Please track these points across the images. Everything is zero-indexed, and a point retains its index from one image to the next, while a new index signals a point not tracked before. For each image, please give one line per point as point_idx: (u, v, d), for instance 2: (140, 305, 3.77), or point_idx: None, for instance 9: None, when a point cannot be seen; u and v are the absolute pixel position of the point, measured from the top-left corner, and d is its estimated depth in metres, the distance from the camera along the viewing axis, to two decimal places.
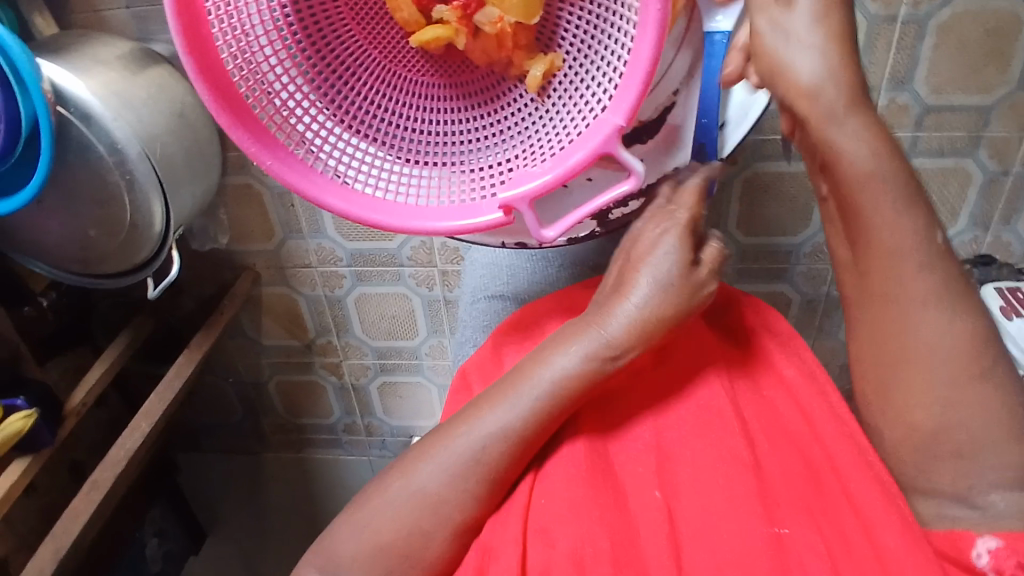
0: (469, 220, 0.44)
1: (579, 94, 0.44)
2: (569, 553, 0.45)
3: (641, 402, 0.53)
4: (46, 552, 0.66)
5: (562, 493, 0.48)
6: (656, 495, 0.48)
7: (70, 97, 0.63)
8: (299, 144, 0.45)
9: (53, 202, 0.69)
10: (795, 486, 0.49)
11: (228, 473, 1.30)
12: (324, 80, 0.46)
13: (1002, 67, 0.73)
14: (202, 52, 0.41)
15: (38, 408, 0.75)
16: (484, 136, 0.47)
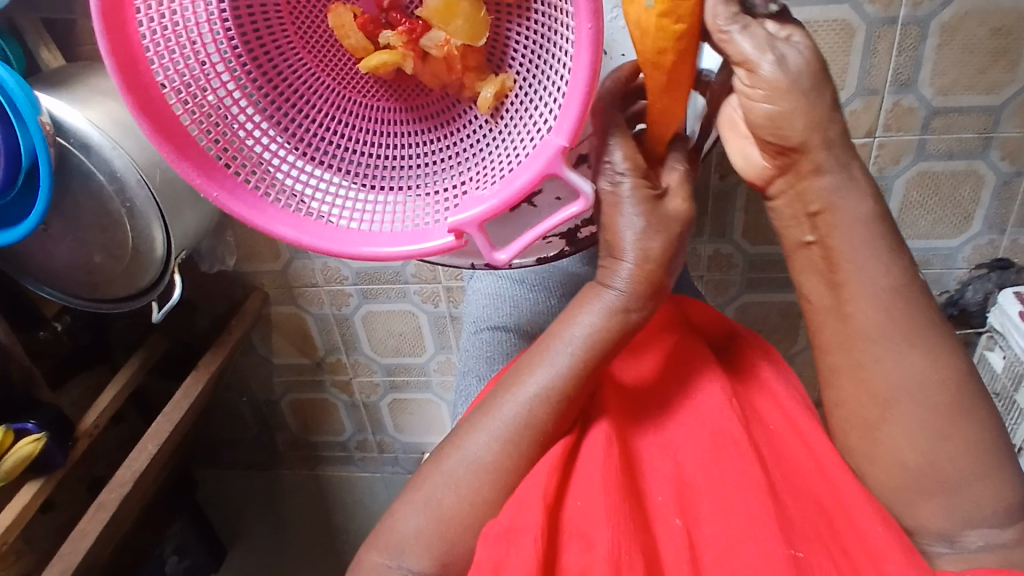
0: (419, 244, 0.44)
1: (528, 115, 0.45)
2: (606, 556, 0.41)
3: (650, 425, 0.50)
4: (55, 571, 0.66)
5: (580, 501, 0.44)
6: (676, 522, 0.44)
7: (70, 129, 0.64)
8: (251, 174, 0.46)
9: (58, 229, 0.71)
10: (803, 513, 0.45)
11: (247, 489, 1.32)
12: (280, 110, 0.48)
13: (1009, 65, 0.71)
14: (145, 90, 0.42)
15: (49, 430, 0.76)
16: (439, 158, 0.50)
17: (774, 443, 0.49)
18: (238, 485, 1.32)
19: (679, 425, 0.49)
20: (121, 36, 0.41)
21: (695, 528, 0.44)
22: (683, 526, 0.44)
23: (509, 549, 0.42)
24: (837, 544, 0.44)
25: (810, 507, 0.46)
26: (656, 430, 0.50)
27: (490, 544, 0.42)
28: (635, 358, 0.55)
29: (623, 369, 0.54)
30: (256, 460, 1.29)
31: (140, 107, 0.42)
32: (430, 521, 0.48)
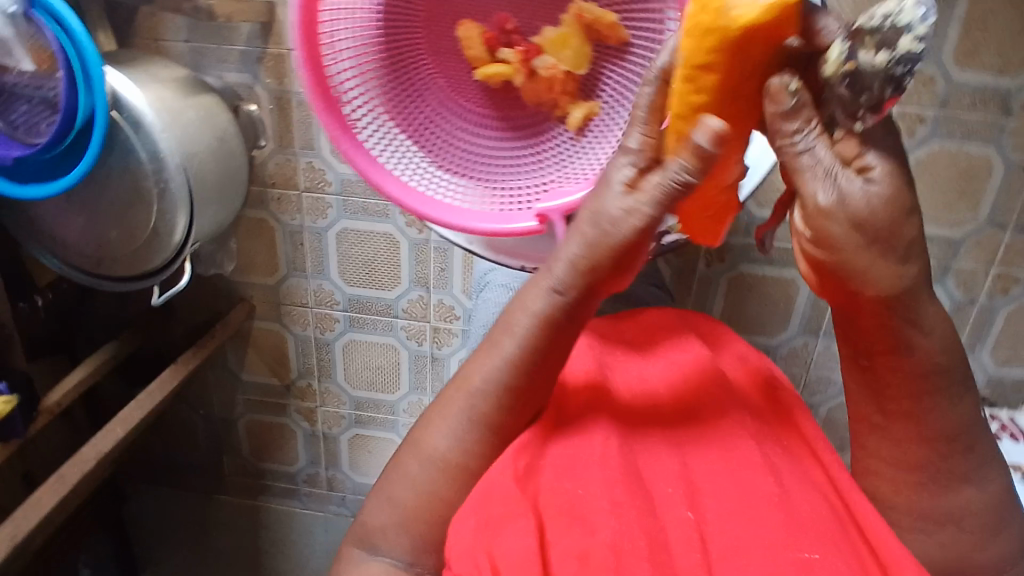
0: (506, 225, 0.54)
1: (611, 135, 0.54)
2: (605, 541, 0.40)
3: (645, 411, 0.50)
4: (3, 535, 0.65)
5: (580, 488, 0.43)
6: (684, 513, 0.43)
7: (126, 105, 0.67)
8: (374, 140, 0.56)
9: (82, 200, 0.73)
10: (825, 522, 0.43)
11: (177, 511, 1.26)
12: (402, 96, 0.56)
13: (973, 205, 0.81)
14: (314, 57, 0.51)
15: (18, 394, 0.76)
16: (524, 164, 0.58)
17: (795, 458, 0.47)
18: (169, 504, 1.27)
19: (690, 433, 0.48)
20: (308, 11, 0.50)
21: (706, 523, 0.42)
22: (695, 520, 0.43)
23: (496, 536, 0.42)
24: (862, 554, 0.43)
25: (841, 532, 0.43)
26: (658, 425, 0.48)
27: (477, 531, 0.43)
28: (642, 373, 0.53)
29: (627, 378, 0.53)
30: (196, 481, 1.25)
31: (307, 65, 0.51)
32: (417, 519, 0.49)
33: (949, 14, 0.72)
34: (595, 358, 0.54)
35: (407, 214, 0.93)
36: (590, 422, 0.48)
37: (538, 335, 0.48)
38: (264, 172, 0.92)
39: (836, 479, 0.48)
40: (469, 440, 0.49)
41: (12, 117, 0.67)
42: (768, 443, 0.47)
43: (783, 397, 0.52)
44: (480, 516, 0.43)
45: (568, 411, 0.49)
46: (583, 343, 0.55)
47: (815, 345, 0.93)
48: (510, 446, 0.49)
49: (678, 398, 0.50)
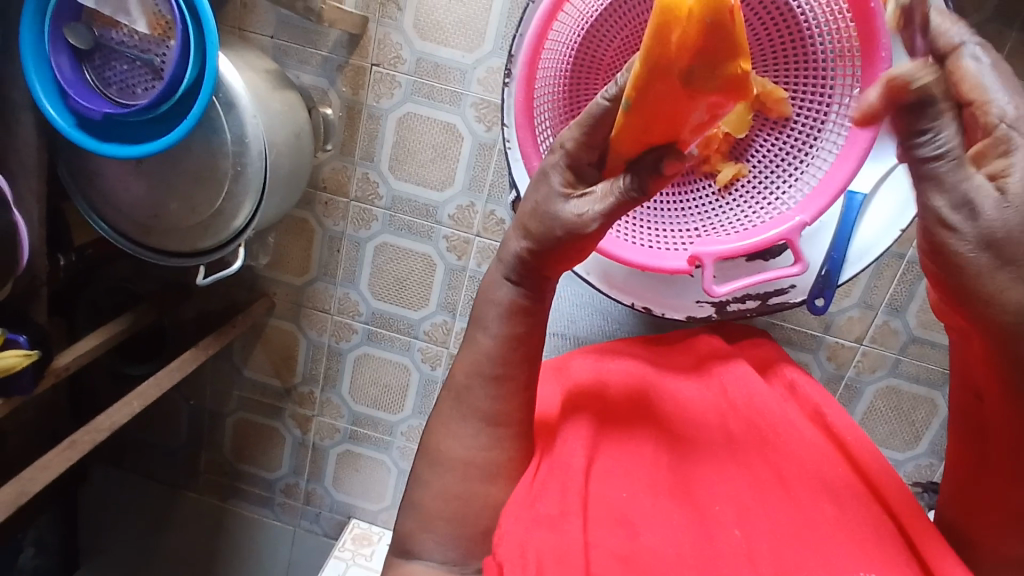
0: (660, 263, 0.57)
1: (762, 195, 0.57)
2: (649, 546, 0.50)
3: (680, 409, 0.59)
4: (7, 492, 0.62)
5: (627, 494, 0.54)
6: (735, 531, 0.51)
7: (224, 85, 0.69)
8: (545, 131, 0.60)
9: (150, 169, 0.74)
10: (882, 540, 0.50)
11: (138, 501, 1.21)
12: (574, 95, 0.59)
13: None
14: (529, 72, 0.58)
15: (39, 350, 0.74)
16: (679, 202, 0.59)
17: (848, 485, 0.54)
18: (130, 492, 1.21)
19: (732, 451, 0.56)
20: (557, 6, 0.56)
21: (754, 539, 0.50)
22: (743, 536, 0.51)
23: (551, 534, 0.51)
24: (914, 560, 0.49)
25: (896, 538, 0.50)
26: (701, 442, 0.57)
27: (531, 525, 0.51)
28: (687, 392, 0.60)
29: (674, 400, 0.60)
30: (164, 473, 1.20)
31: (521, 83, 0.58)
32: (439, 523, 0.54)
33: None
34: (639, 382, 0.61)
35: (450, 239, 0.95)
36: (638, 442, 0.57)
37: (524, 340, 0.56)
38: (319, 175, 0.94)
39: (877, 486, 0.54)
40: (480, 451, 0.55)
41: (109, 74, 0.69)
42: (816, 466, 0.55)
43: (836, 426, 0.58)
44: (527, 515, 0.52)
45: (609, 410, 0.59)
46: (629, 364, 0.63)
47: None
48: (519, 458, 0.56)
49: (716, 418, 0.58)
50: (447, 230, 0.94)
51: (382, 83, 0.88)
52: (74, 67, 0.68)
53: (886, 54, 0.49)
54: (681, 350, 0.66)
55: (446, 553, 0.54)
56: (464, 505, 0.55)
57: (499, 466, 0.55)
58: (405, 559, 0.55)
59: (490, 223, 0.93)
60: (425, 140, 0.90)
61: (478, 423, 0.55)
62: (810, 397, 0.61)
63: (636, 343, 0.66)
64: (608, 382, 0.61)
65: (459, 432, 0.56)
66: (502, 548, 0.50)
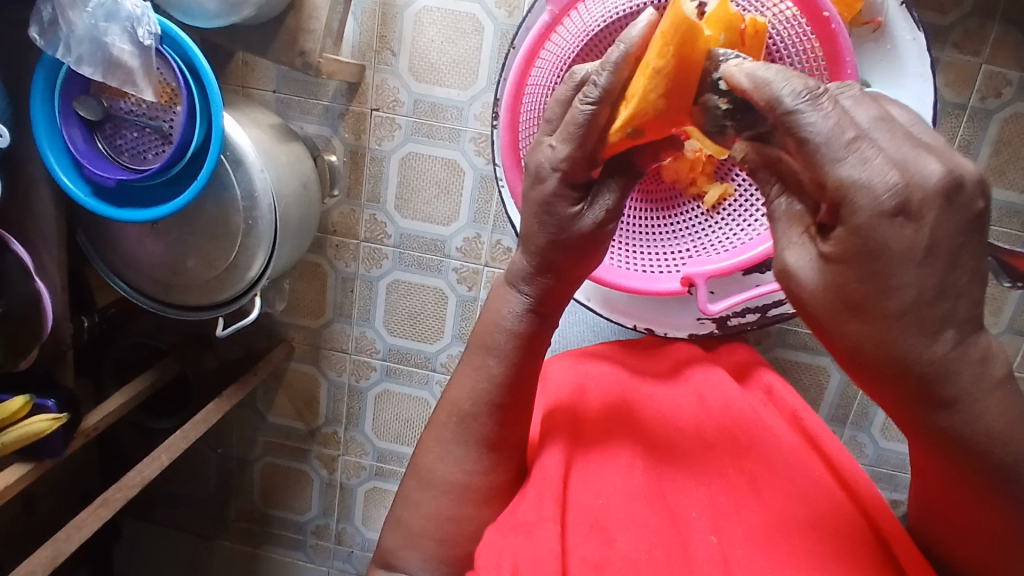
0: (656, 287, 0.60)
1: (748, 211, 0.59)
2: (624, 554, 0.48)
3: (659, 414, 0.57)
4: (45, 554, 0.64)
5: (601, 500, 0.51)
6: (712, 539, 0.48)
7: (231, 143, 0.72)
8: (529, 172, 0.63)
9: (167, 228, 0.77)
10: (858, 543, 0.46)
11: (171, 553, 1.23)
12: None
13: (995, 312, 0.83)
14: (514, 120, 0.61)
15: (67, 412, 0.76)
16: (668, 226, 0.61)
17: (824, 487, 0.51)
18: (162, 545, 1.23)
19: (706, 454, 0.53)
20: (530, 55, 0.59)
21: (728, 546, 0.47)
22: (717, 545, 0.47)
23: (526, 539, 0.49)
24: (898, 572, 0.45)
25: (874, 542, 0.47)
26: (682, 446, 0.54)
27: (508, 532, 0.50)
28: (665, 399, 0.59)
29: (651, 407, 0.58)
30: (195, 524, 1.21)
31: (507, 130, 0.62)
32: (426, 544, 0.54)
33: (982, 135, 0.77)
34: (620, 391, 0.60)
35: (459, 271, 0.96)
36: (613, 446, 0.55)
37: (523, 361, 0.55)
38: (328, 219, 0.97)
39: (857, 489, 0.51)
40: (477, 475, 0.54)
41: (121, 142, 0.73)
42: (793, 470, 0.52)
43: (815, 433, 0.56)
44: (507, 524, 0.50)
45: (583, 417, 0.58)
46: (609, 370, 0.62)
47: (842, 433, 0.93)
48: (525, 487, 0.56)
49: (690, 423, 0.56)
50: (456, 262, 0.96)
51: (382, 126, 0.91)
52: (86, 137, 0.71)
53: (852, 71, 0.53)
54: (657, 357, 0.65)
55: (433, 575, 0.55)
56: (456, 526, 0.54)
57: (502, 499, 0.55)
58: (388, 571, 0.56)
59: (497, 252, 0.94)
60: (427, 177, 0.92)
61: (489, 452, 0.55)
62: (787, 401, 0.59)
63: (614, 351, 0.65)
64: (587, 392, 0.60)
65: (465, 459, 0.55)
66: (479, 562, 0.48)
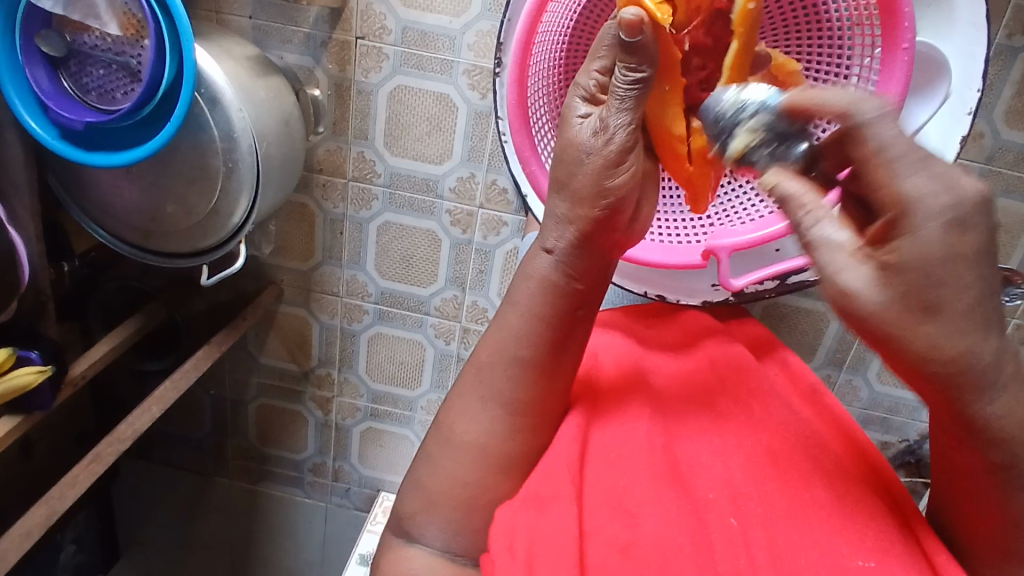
0: (678, 258, 0.59)
1: None
2: (648, 537, 0.46)
3: (673, 387, 0.57)
4: (39, 514, 0.64)
5: (622, 481, 0.50)
6: (732, 521, 0.47)
7: (205, 79, 0.67)
8: (534, 120, 0.60)
9: (142, 171, 0.72)
10: (880, 521, 0.47)
11: (170, 490, 1.24)
12: (573, 88, 0.59)
13: (1002, 258, 0.81)
14: (521, 73, 0.58)
15: (52, 365, 0.73)
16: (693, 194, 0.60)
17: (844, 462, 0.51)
18: (161, 484, 1.24)
19: (725, 426, 0.54)
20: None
21: (748, 528, 0.47)
22: (738, 527, 0.47)
23: (539, 517, 0.48)
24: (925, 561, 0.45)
25: (893, 530, 0.47)
26: (699, 427, 0.54)
27: (523, 509, 0.49)
28: (676, 373, 0.59)
29: (662, 379, 0.58)
30: (194, 463, 1.22)
31: (513, 84, 0.58)
32: (448, 512, 0.53)
33: (1006, 74, 0.73)
34: (632, 363, 0.59)
35: (453, 213, 0.93)
36: (629, 420, 0.54)
37: (551, 311, 0.53)
38: (314, 157, 0.91)
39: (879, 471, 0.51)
40: (498, 441, 0.53)
41: (86, 80, 0.67)
42: (811, 445, 0.52)
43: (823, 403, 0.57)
44: (521, 501, 0.50)
45: (599, 389, 0.57)
46: (619, 339, 0.62)
47: (838, 377, 0.93)
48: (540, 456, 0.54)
49: (706, 397, 0.56)
50: (449, 204, 0.92)
51: (368, 56, 0.85)
52: (51, 76, 0.66)
53: (908, 25, 0.49)
54: (671, 325, 0.64)
55: (447, 543, 0.53)
56: (475, 496, 0.53)
57: (515, 464, 0.54)
58: (406, 543, 0.55)
59: (492, 194, 0.90)
60: (418, 113, 0.87)
61: (496, 408, 0.53)
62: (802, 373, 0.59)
63: (624, 320, 0.64)
64: (599, 361, 0.59)
65: (474, 422, 0.53)
66: (495, 542, 0.48)
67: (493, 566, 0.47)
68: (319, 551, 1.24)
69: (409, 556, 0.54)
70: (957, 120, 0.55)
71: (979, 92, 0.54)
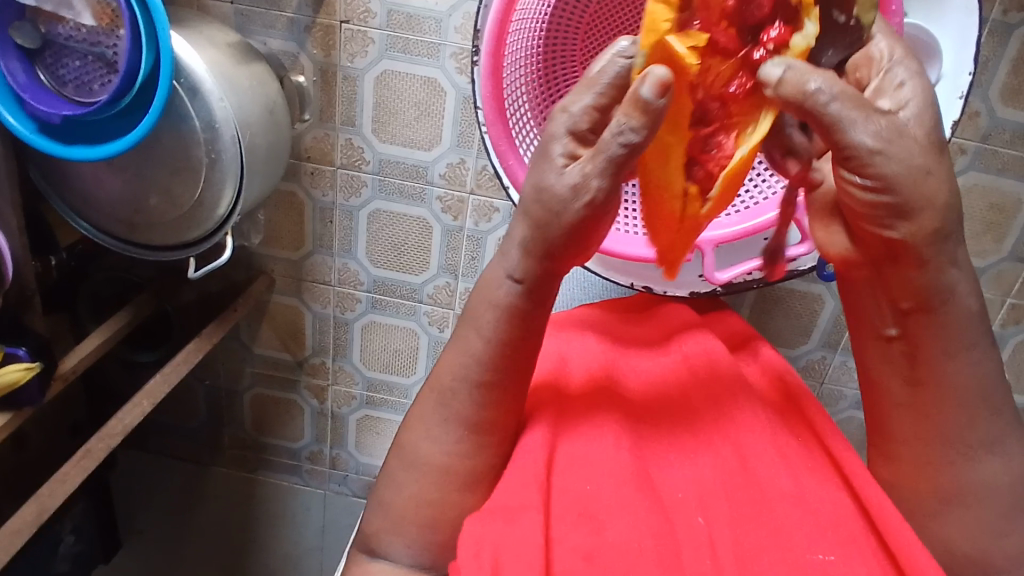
0: None
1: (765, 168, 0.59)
2: (615, 543, 0.47)
3: (642, 383, 0.58)
4: (29, 512, 0.64)
5: (590, 486, 0.50)
6: (698, 520, 0.49)
7: (185, 68, 0.65)
8: (510, 108, 0.59)
9: (124, 163, 0.70)
10: (842, 520, 0.48)
11: (168, 479, 1.24)
12: (547, 77, 0.59)
13: (997, 238, 0.80)
14: (496, 65, 0.57)
15: (40, 361, 0.73)
16: None
17: (810, 460, 0.52)
18: (160, 473, 1.24)
19: (693, 426, 0.54)
20: None
21: (715, 527, 0.49)
22: (705, 526, 0.49)
23: (508, 527, 0.48)
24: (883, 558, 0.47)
25: (855, 523, 0.48)
26: (667, 427, 0.54)
27: (492, 519, 0.48)
28: (646, 372, 0.58)
29: (634, 376, 0.58)
30: (192, 452, 1.23)
31: (489, 71, 0.57)
32: (411, 528, 0.53)
33: (1002, 51, 0.71)
34: (602, 360, 0.59)
35: (442, 200, 0.91)
36: (597, 423, 0.53)
37: (508, 331, 0.51)
38: (301, 145, 0.90)
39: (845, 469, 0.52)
40: (462, 459, 0.53)
41: (62, 72, 0.65)
42: (780, 442, 0.52)
43: (790, 392, 0.58)
44: (489, 510, 0.49)
45: (569, 388, 0.57)
46: (593, 340, 0.60)
47: (832, 359, 0.92)
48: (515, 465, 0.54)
49: (676, 396, 0.56)
50: (439, 190, 0.91)
51: (353, 40, 0.83)
52: (27, 69, 0.64)
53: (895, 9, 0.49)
54: (646, 324, 0.64)
55: (414, 558, 0.54)
56: (457, 496, 0.53)
57: (480, 482, 0.53)
58: (381, 553, 0.54)
59: (483, 178, 0.89)
60: (406, 97, 0.85)
61: (461, 427, 0.52)
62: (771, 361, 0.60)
63: (598, 316, 0.63)
64: (569, 363, 0.58)
65: (462, 416, 0.53)
66: (461, 550, 0.47)
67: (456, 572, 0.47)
68: (318, 537, 1.25)
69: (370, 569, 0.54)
70: (949, 106, 0.54)
71: (970, 77, 0.53)
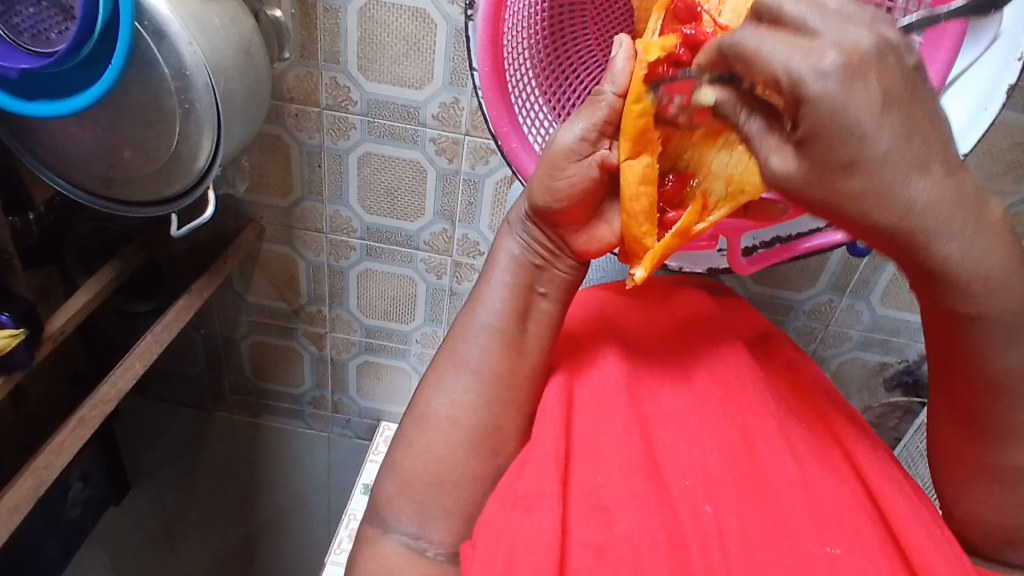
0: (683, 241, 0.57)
1: None
2: (627, 536, 0.46)
3: (650, 365, 0.57)
4: (27, 486, 0.67)
5: (600, 478, 0.49)
6: (706, 510, 0.48)
7: (148, 10, 0.59)
8: (513, 87, 0.54)
9: (92, 115, 0.65)
10: (846, 510, 0.48)
11: (172, 426, 1.25)
12: (552, 48, 0.54)
13: (1018, 177, 0.76)
14: (494, 33, 0.51)
15: (24, 326, 0.70)
16: None
17: (817, 446, 0.52)
18: (163, 418, 1.25)
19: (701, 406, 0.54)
20: None
21: (722, 517, 0.48)
22: (711, 515, 0.48)
23: (526, 517, 0.47)
24: (891, 551, 0.46)
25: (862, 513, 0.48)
26: (675, 408, 0.54)
27: (510, 508, 0.48)
28: (655, 351, 0.58)
29: (645, 357, 0.57)
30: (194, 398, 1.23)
31: (486, 44, 0.51)
32: (420, 491, 0.53)
33: None
34: (617, 339, 0.58)
35: (438, 142, 0.86)
36: (607, 408, 0.53)
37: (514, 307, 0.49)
38: (283, 85, 0.83)
39: (857, 464, 0.53)
40: (468, 410, 0.54)
41: (14, 19, 0.59)
42: (786, 424, 0.53)
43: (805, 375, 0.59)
44: (508, 498, 0.49)
45: (581, 370, 0.56)
46: (610, 320, 0.60)
47: (840, 301, 0.90)
48: (504, 436, 0.54)
49: (680, 375, 0.56)
50: (434, 132, 0.85)
51: None
52: None
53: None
54: (661, 306, 0.62)
55: (421, 528, 0.52)
56: (451, 469, 0.53)
57: (482, 438, 0.53)
58: (381, 533, 0.53)
59: (479, 119, 0.83)
60: (394, 31, 0.78)
61: (472, 388, 0.54)
62: (785, 352, 0.60)
63: (607, 299, 0.62)
64: (582, 343, 0.58)
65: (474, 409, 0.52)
66: (479, 536, 0.48)
67: (471, 562, 0.46)
68: (324, 478, 1.28)
69: (383, 551, 0.52)
70: (1005, 67, 0.47)
71: None
